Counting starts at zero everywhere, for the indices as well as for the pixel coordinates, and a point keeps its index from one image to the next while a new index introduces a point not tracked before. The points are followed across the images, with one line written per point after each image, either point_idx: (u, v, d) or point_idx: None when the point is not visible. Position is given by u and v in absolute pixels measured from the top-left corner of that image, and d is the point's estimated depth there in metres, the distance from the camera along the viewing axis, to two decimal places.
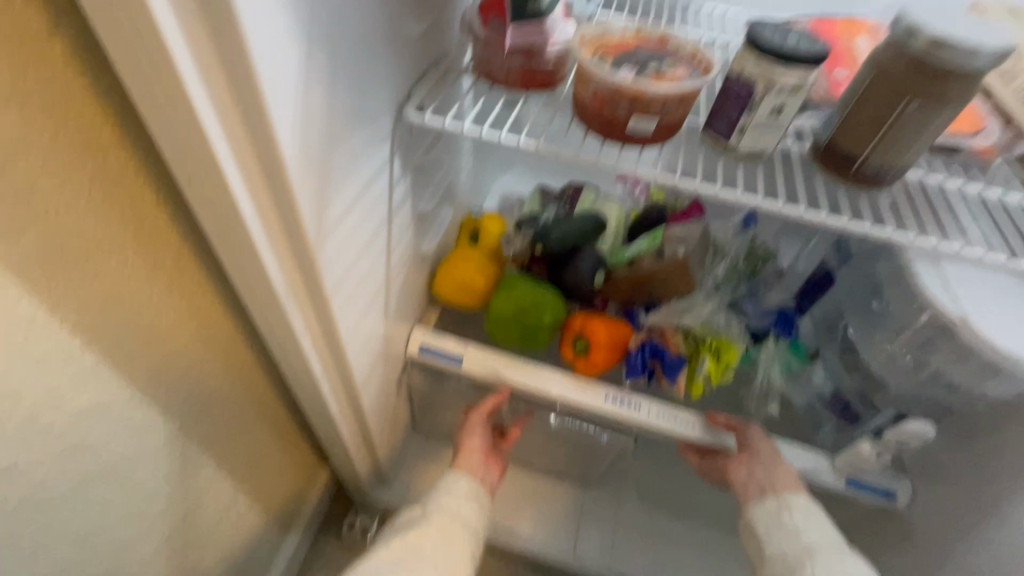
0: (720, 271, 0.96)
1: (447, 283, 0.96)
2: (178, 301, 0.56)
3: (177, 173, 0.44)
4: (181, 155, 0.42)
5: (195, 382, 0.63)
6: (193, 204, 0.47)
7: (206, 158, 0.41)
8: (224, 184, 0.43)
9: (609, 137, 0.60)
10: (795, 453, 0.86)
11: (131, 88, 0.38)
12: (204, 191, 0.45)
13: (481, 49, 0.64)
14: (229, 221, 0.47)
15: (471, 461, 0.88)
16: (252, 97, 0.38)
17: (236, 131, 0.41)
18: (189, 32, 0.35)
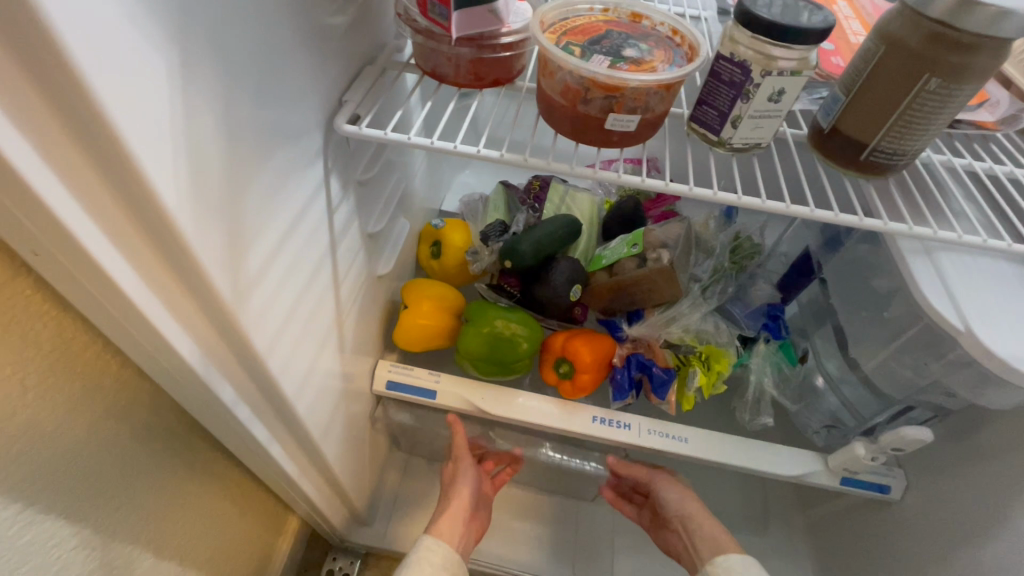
0: (705, 271, 0.88)
1: (405, 332, 0.84)
2: (66, 386, 0.44)
3: (21, 239, 0.33)
4: (18, 218, 0.31)
5: (108, 473, 0.51)
6: (55, 273, 0.35)
7: (51, 218, 0.30)
8: (85, 249, 0.32)
9: (584, 139, 0.51)
10: (784, 463, 0.81)
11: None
12: (64, 259, 0.33)
13: (422, 40, 0.54)
14: (107, 291, 0.36)
15: (452, 523, 0.78)
16: (98, 133, 0.28)
17: (89, 178, 0.30)
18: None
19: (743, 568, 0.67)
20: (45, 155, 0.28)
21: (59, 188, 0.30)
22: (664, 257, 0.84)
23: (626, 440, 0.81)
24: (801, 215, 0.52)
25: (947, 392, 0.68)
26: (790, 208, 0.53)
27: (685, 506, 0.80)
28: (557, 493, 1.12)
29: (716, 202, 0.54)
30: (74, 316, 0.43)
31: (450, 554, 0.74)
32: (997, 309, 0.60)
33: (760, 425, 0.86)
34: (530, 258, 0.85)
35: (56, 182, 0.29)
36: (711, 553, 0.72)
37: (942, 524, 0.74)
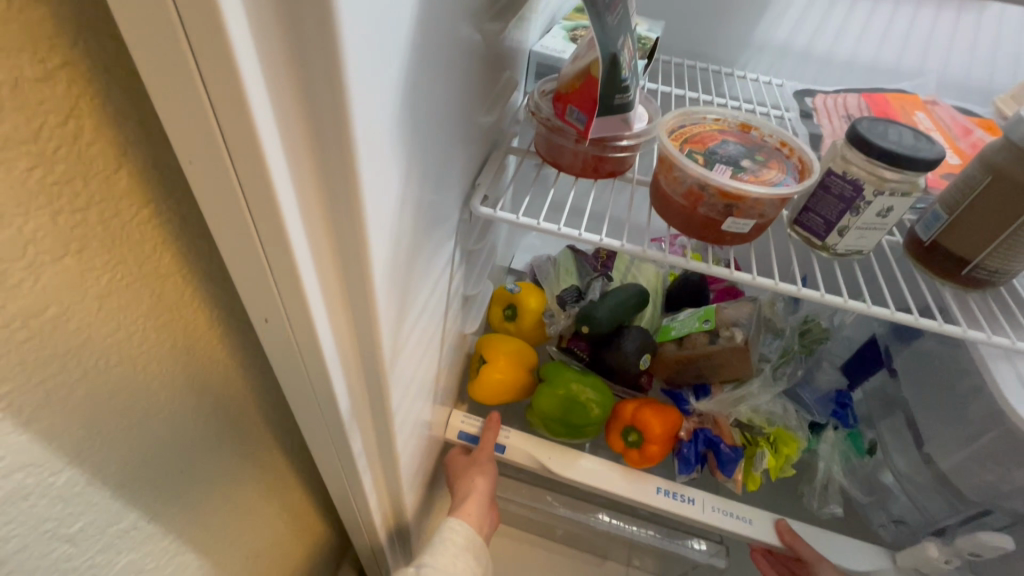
0: (774, 352, 0.89)
1: (480, 385, 0.87)
2: (224, 429, 0.49)
3: (253, 309, 0.38)
4: (265, 291, 0.36)
5: (231, 508, 0.55)
6: (266, 333, 0.40)
7: (288, 296, 0.36)
8: (302, 320, 0.37)
9: (699, 237, 0.55)
10: (846, 555, 0.80)
11: (214, 222, 0.32)
12: (288, 324, 0.38)
13: (551, 136, 0.60)
14: (300, 353, 0.41)
15: (478, 508, 0.79)
16: (351, 233, 0.33)
17: (328, 259, 0.35)
18: (297, 164, 0.29)
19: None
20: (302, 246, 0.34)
21: (302, 272, 0.35)
22: (738, 336, 0.86)
23: (689, 515, 0.81)
24: (890, 319, 0.55)
25: None
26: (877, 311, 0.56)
27: None
28: (605, 564, 1.09)
29: (811, 300, 0.57)
30: (241, 362, 0.48)
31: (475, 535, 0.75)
32: None
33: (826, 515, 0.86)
34: (606, 326, 0.90)
35: (307, 261, 0.34)
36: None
37: None
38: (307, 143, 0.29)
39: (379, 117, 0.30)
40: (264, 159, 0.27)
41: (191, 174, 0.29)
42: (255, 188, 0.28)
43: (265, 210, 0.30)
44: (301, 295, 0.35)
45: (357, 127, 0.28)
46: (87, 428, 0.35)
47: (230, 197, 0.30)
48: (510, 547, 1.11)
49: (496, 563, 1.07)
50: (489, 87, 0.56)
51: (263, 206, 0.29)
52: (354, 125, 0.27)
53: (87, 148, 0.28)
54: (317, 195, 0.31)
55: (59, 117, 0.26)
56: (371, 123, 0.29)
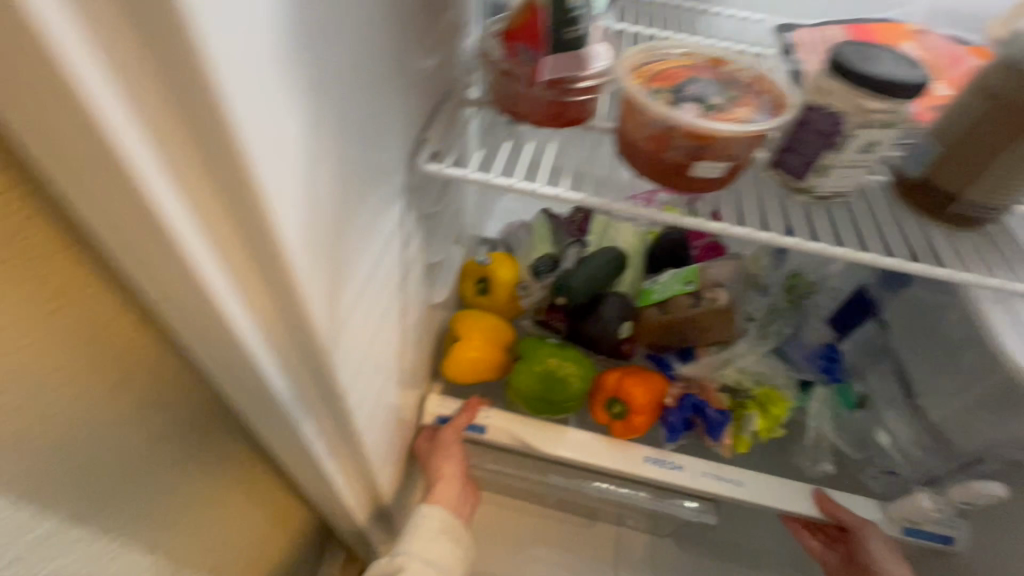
0: (758, 309, 0.88)
1: (455, 365, 0.84)
2: (154, 419, 0.45)
3: (146, 279, 0.32)
4: (155, 264, 0.31)
5: (179, 499, 0.51)
6: (172, 314, 0.35)
7: (186, 273, 0.30)
8: (213, 300, 0.32)
9: (668, 184, 0.51)
10: (851, 503, 0.80)
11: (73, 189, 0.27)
12: (193, 301, 0.33)
13: (505, 83, 0.55)
14: (220, 337, 0.36)
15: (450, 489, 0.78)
16: (244, 196, 0.27)
17: (221, 225, 0.29)
18: (150, 108, 0.23)
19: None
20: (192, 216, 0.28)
21: (199, 245, 0.30)
22: (720, 298, 0.82)
23: (679, 481, 0.81)
24: (885, 264, 0.49)
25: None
26: (873, 258, 0.50)
27: (889, 561, 0.74)
28: (596, 525, 1.09)
29: (792, 247, 0.51)
30: (168, 355, 0.43)
31: (447, 520, 0.74)
32: None
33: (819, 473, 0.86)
34: (582, 295, 0.86)
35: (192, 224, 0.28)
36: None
37: None
38: (162, 87, 0.22)
39: (249, 42, 0.24)
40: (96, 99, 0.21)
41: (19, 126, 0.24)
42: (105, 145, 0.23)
43: (121, 171, 0.24)
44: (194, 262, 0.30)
45: (211, 53, 0.22)
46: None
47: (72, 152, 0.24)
48: (500, 515, 1.11)
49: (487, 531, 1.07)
50: (429, 27, 0.50)
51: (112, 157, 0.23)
52: (206, 50, 0.21)
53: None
54: (191, 148, 0.25)
55: None
56: (237, 50, 0.23)
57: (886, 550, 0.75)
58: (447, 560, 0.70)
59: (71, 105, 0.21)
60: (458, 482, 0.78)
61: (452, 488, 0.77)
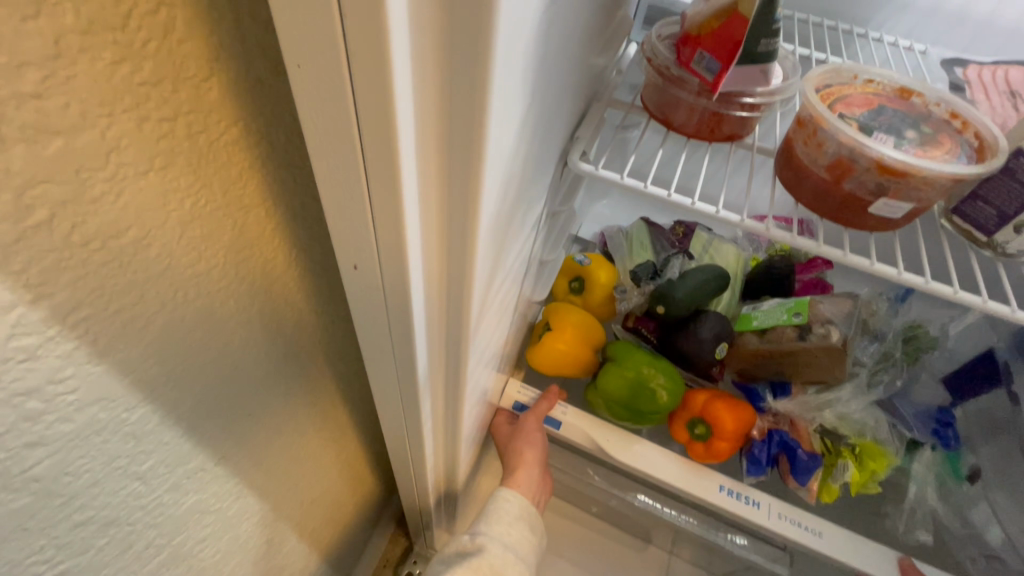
0: (870, 356, 0.80)
1: (541, 352, 0.83)
2: (287, 374, 0.46)
3: (340, 254, 0.31)
4: (359, 234, 0.29)
5: (289, 452, 0.53)
6: (349, 288, 0.34)
7: (389, 251, 0.30)
8: (403, 282, 0.32)
9: (838, 218, 0.47)
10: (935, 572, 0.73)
11: (315, 152, 0.25)
12: (382, 273, 0.32)
13: (666, 87, 0.53)
14: (389, 314, 0.35)
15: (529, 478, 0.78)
16: (469, 182, 0.26)
17: (432, 201, 0.28)
18: (424, 74, 0.22)
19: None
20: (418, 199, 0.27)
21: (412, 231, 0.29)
22: (833, 334, 0.77)
23: (753, 519, 0.74)
24: None
25: None
26: None
27: None
28: (647, 550, 1.06)
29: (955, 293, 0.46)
30: (309, 302, 0.45)
31: (527, 506, 0.74)
32: None
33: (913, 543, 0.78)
34: (684, 308, 0.83)
35: (415, 197, 0.27)
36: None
37: None
38: (438, 60, 0.22)
39: (518, 24, 0.22)
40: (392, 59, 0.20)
41: (290, 80, 0.22)
42: (374, 118, 0.22)
43: (376, 143, 0.23)
44: (401, 238, 0.28)
45: (499, 34, 0.20)
46: (155, 358, 0.31)
47: (337, 111, 0.23)
48: (551, 520, 1.09)
49: None
50: (606, 23, 0.48)
51: (378, 120, 0.22)
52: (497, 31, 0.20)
53: (176, 47, 0.24)
54: (438, 128, 0.24)
55: (150, 3, 0.22)
56: (511, 32, 0.22)
57: None
58: (521, 546, 0.70)
59: (358, 72, 0.20)
60: (538, 470, 0.78)
61: (530, 475, 0.78)
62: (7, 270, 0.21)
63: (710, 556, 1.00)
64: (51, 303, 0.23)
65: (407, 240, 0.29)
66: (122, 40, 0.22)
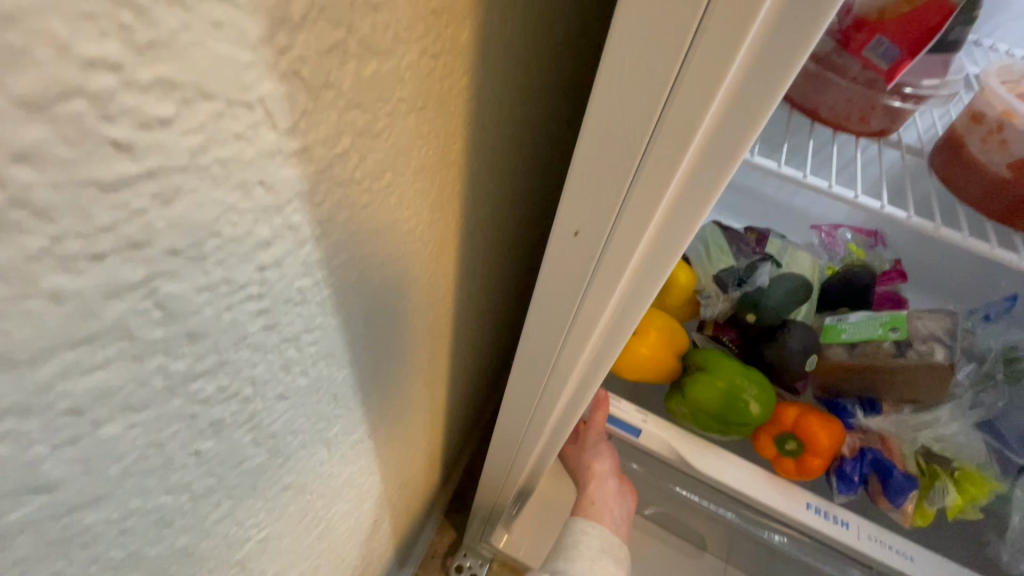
0: (966, 376, 0.76)
1: (625, 361, 0.80)
2: (419, 352, 0.44)
3: (559, 221, 0.29)
4: (600, 200, 0.27)
5: (402, 435, 0.50)
6: (551, 258, 0.32)
7: (629, 219, 0.27)
8: (628, 253, 0.29)
9: (1009, 220, 0.47)
10: None
11: (597, 109, 0.22)
12: (606, 245, 0.29)
13: (820, 75, 0.51)
14: (586, 287, 0.33)
15: (605, 493, 0.79)
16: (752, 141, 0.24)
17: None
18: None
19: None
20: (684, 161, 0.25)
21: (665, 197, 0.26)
22: (938, 353, 0.75)
23: (841, 539, 0.73)
24: None
25: None
26: None
27: None
28: (702, 558, 1.04)
29: None
30: (454, 277, 0.42)
31: (608, 527, 0.75)
32: None
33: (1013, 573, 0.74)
34: (774, 320, 0.82)
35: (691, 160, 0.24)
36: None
37: None
38: None
39: None
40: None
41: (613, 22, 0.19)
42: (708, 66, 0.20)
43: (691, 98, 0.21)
44: (655, 206, 0.26)
45: None
46: (361, 321, 0.29)
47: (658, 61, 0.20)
48: None
49: None
50: None
51: (709, 72, 0.20)
52: None
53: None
54: None
55: None
56: None
57: None
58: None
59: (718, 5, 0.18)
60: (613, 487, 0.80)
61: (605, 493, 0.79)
62: (312, 202, 0.19)
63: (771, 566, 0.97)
64: (325, 244, 0.21)
65: (659, 209, 0.26)
66: None
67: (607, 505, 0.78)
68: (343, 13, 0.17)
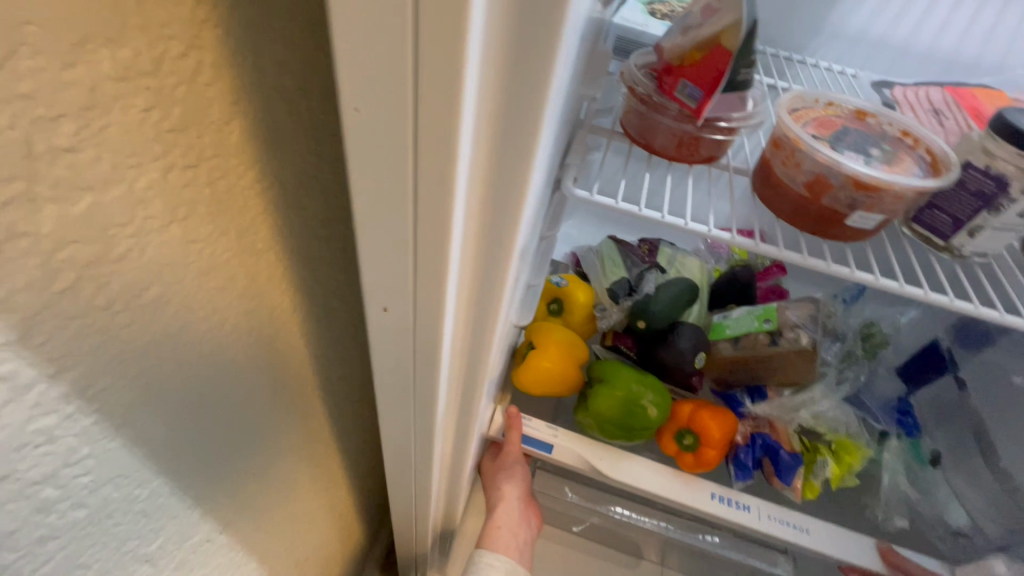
0: (834, 354, 0.86)
1: (529, 376, 0.83)
2: (284, 430, 0.43)
3: (369, 295, 0.30)
4: (394, 275, 0.28)
5: (282, 510, 0.49)
6: (373, 333, 0.33)
7: (427, 290, 0.28)
8: (436, 321, 0.30)
9: (818, 232, 0.50)
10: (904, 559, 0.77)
11: (359, 194, 0.24)
12: (415, 314, 0.30)
13: (646, 113, 0.55)
14: (415, 352, 0.33)
15: (509, 515, 0.82)
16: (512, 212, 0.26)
17: (472, 240, 0.28)
18: (483, 114, 0.22)
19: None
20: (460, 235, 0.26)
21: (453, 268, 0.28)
22: (802, 339, 0.83)
23: (743, 522, 0.78)
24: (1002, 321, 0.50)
25: None
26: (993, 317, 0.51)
27: None
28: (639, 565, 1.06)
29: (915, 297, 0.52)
30: (314, 352, 0.42)
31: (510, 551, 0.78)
32: None
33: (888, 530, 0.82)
34: (662, 324, 0.87)
35: (460, 236, 0.26)
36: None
37: None
38: (497, 96, 0.21)
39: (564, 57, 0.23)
40: (461, 108, 0.20)
41: (343, 127, 0.21)
42: (434, 156, 0.21)
43: (434, 184, 0.23)
44: (443, 276, 0.27)
45: (555, 65, 0.20)
46: (164, 424, 0.28)
47: (394, 160, 0.22)
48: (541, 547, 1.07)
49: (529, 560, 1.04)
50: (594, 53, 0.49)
51: (435, 162, 0.22)
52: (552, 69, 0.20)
53: (207, 88, 0.22)
54: (487, 163, 0.24)
55: (180, 48, 0.20)
56: (561, 60, 0.22)
57: None
58: None
59: (419, 110, 0.20)
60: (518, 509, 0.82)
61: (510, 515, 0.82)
62: (29, 344, 0.20)
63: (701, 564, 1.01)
64: (73, 376, 0.22)
65: (449, 278, 0.28)
66: (153, 85, 0.20)
67: (510, 527, 0.82)
68: (19, 166, 0.17)
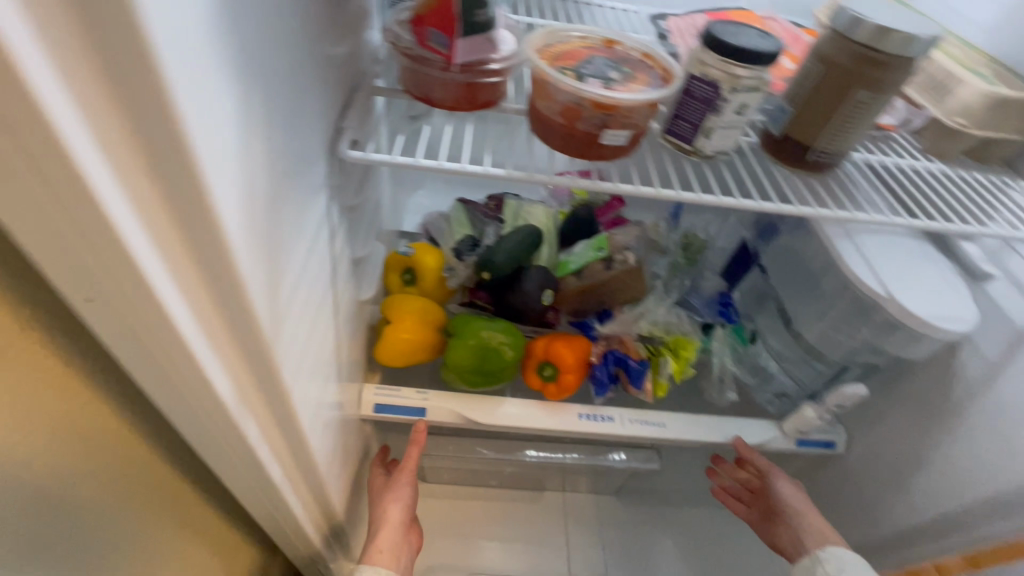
0: (662, 268, 0.97)
1: (388, 349, 0.84)
2: (55, 447, 0.41)
3: (70, 286, 0.29)
4: (79, 260, 0.27)
5: (83, 529, 0.47)
6: (91, 323, 0.32)
7: (123, 271, 0.27)
8: (154, 301, 0.29)
9: (581, 154, 0.55)
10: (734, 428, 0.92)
11: None
12: (128, 299, 0.30)
13: (415, 67, 0.55)
14: (156, 339, 0.33)
15: (389, 538, 0.77)
16: (186, 182, 0.25)
17: (157, 217, 0.27)
18: (80, 79, 0.21)
19: (853, 559, 0.75)
20: (135, 210, 0.26)
21: (142, 245, 0.27)
22: (630, 259, 0.91)
23: (609, 431, 0.88)
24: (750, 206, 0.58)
25: (876, 348, 0.80)
26: (742, 202, 0.58)
27: (801, 503, 0.87)
28: (543, 497, 1.14)
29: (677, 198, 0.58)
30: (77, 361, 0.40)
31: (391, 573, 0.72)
32: (907, 279, 0.73)
33: (725, 404, 0.94)
34: (507, 269, 0.89)
35: (130, 210, 0.25)
36: (819, 544, 0.80)
37: (886, 461, 0.90)
38: (89, 60, 0.20)
39: (179, 10, 0.22)
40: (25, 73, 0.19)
41: None
42: (30, 127, 0.20)
43: (50, 159, 0.21)
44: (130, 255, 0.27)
45: (141, 19, 0.20)
46: None
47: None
48: (450, 506, 1.11)
49: (434, 517, 1.08)
50: (337, 12, 0.49)
51: (35, 136, 0.21)
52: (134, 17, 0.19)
53: None
54: (123, 131, 0.23)
55: None
56: (166, 12, 0.21)
57: (795, 495, 0.89)
58: None
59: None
60: (401, 533, 0.78)
61: (392, 540, 0.77)
62: None
63: (592, 477, 1.10)
64: None
65: (141, 257, 0.27)
66: None
67: (391, 554, 0.75)
68: None
